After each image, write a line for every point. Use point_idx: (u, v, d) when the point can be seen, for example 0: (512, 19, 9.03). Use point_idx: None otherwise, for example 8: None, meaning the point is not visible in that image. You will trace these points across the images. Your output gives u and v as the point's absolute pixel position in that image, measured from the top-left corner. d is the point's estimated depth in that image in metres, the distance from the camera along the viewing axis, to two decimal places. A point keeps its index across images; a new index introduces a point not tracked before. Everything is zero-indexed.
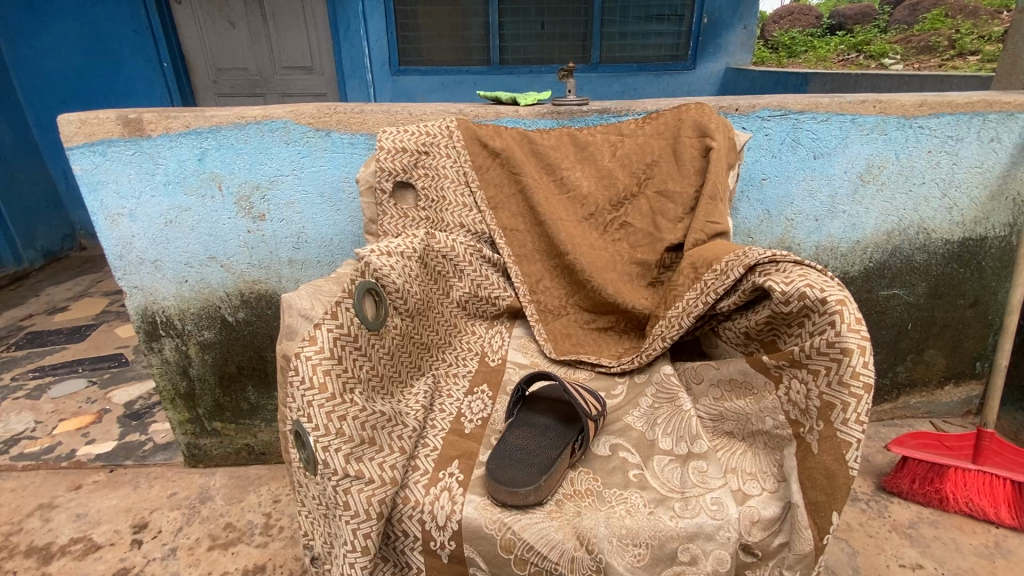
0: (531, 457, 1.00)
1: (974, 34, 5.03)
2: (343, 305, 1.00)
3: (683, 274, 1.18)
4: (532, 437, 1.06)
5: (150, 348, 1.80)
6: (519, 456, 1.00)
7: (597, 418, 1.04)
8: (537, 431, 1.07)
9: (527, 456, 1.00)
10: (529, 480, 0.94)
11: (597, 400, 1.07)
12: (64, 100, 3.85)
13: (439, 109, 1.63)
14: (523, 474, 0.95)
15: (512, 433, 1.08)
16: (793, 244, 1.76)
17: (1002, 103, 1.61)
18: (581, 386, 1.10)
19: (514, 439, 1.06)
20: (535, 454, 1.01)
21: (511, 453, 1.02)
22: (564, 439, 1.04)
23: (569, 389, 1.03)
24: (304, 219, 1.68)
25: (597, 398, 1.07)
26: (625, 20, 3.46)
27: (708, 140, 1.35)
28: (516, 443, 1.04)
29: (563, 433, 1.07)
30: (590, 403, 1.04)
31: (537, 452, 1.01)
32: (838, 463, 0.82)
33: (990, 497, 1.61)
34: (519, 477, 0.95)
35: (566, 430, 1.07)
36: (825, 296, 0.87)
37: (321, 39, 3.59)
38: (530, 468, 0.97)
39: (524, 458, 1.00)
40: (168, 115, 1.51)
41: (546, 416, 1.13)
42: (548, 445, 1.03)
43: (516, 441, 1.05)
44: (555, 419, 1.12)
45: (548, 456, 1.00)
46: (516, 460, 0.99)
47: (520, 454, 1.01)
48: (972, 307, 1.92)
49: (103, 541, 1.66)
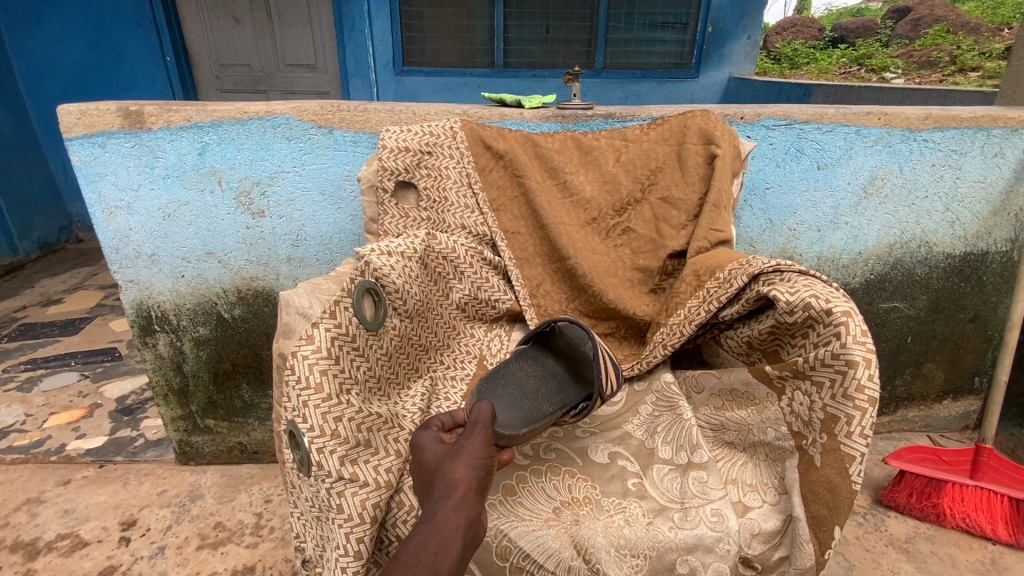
0: (521, 400, 0.96)
1: (976, 51, 5.08)
2: (342, 304, 0.99)
3: (685, 282, 1.17)
4: (534, 379, 1.01)
5: (144, 343, 1.77)
6: (516, 392, 0.98)
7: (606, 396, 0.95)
8: (542, 373, 1.03)
9: (520, 399, 0.96)
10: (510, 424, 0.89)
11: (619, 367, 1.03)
12: (65, 92, 3.83)
13: (444, 109, 1.62)
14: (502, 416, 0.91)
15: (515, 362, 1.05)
16: (795, 254, 1.75)
17: (1006, 119, 1.61)
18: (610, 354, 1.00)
19: (517, 373, 1.03)
20: (528, 401, 0.96)
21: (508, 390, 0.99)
22: (564, 398, 0.97)
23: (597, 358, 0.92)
24: (303, 217, 1.66)
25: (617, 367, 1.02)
26: (631, 27, 3.47)
27: (714, 147, 1.34)
28: (517, 380, 1.01)
29: (569, 384, 1.00)
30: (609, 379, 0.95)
31: (531, 399, 0.97)
32: (842, 477, 0.82)
33: (987, 514, 1.61)
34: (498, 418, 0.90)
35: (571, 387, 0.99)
36: (830, 307, 0.85)
37: (325, 38, 3.59)
38: (515, 415, 0.92)
39: (516, 401, 0.96)
40: (169, 108, 1.50)
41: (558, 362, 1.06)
42: (546, 396, 0.97)
43: (519, 376, 1.02)
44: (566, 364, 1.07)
45: (538, 410, 0.94)
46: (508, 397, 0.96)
47: (515, 395, 0.98)
48: (973, 322, 1.92)
49: (89, 538, 1.63)
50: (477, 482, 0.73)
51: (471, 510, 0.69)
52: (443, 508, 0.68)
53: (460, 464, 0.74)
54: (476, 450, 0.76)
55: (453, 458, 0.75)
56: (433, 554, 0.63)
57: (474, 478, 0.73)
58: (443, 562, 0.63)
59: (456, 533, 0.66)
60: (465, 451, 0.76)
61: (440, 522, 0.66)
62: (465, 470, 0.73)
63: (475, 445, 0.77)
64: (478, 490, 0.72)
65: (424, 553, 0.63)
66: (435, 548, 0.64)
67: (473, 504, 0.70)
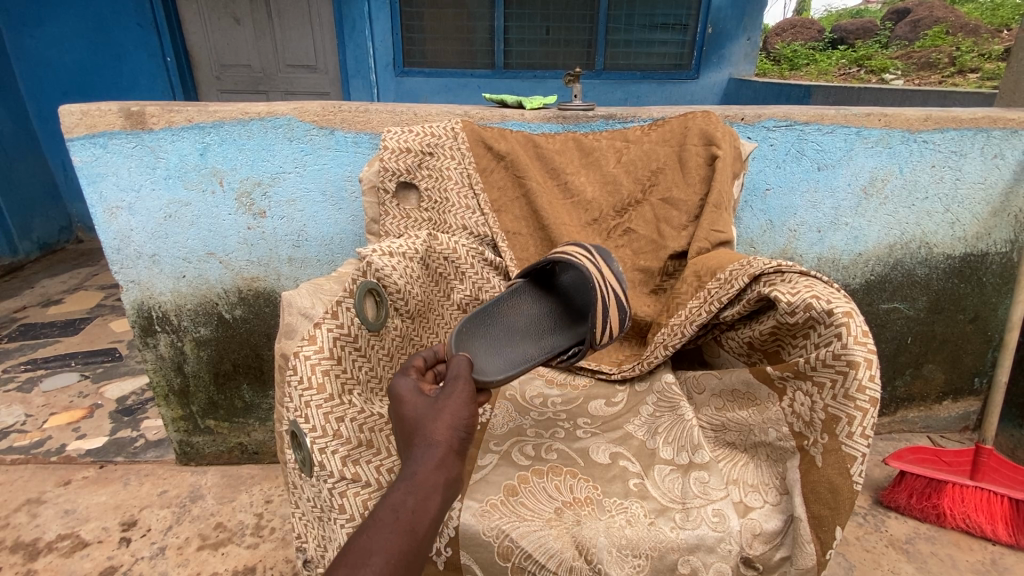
0: (505, 342, 1.01)
1: (975, 52, 5.09)
2: (344, 305, 1.00)
3: (686, 283, 1.18)
4: (523, 321, 1.06)
5: (145, 343, 1.78)
6: (503, 333, 1.03)
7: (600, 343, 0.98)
8: (535, 316, 1.07)
9: (506, 342, 1.01)
10: (491, 368, 0.92)
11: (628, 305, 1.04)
12: (66, 92, 3.83)
13: (445, 110, 1.62)
14: (484, 360, 0.94)
15: (507, 304, 1.08)
16: (795, 254, 1.76)
17: (1006, 120, 1.61)
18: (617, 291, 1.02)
19: (508, 317, 1.06)
20: (514, 346, 1.00)
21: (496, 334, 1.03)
22: (555, 343, 1.01)
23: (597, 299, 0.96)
24: (304, 218, 1.66)
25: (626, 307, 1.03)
26: (630, 29, 3.47)
27: (715, 148, 1.35)
28: (506, 324, 1.05)
29: (559, 329, 1.05)
30: (606, 329, 0.98)
31: (517, 345, 1.01)
32: (843, 477, 0.82)
33: (987, 514, 1.61)
34: (479, 362, 0.94)
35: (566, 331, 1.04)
36: (831, 308, 0.85)
37: (326, 38, 3.59)
38: (497, 359, 0.96)
39: (501, 346, 1.00)
40: (171, 109, 1.50)
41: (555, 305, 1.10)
42: (535, 340, 1.02)
43: (510, 316, 1.06)
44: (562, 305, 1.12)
45: (523, 352, 0.98)
46: (494, 339, 1.00)
47: (502, 339, 1.02)
48: (972, 322, 1.92)
49: (90, 539, 1.63)
50: (459, 440, 0.71)
51: (451, 469, 0.68)
52: (422, 466, 0.67)
53: (442, 421, 0.71)
54: (458, 406, 0.73)
55: (435, 413, 0.73)
56: (411, 513, 0.62)
57: (456, 436, 0.71)
58: (421, 520, 0.62)
59: (435, 492, 0.65)
60: (446, 406, 0.73)
61: (420, 480, 0.65)
62: (446, 428, 0.71)
63: (456, 402, 0.74)
64: (459, 449, 0.71)
65: (401, 513, 0.62)
66: (413, 507, 0.63)
67: (453, 463, 0.69)
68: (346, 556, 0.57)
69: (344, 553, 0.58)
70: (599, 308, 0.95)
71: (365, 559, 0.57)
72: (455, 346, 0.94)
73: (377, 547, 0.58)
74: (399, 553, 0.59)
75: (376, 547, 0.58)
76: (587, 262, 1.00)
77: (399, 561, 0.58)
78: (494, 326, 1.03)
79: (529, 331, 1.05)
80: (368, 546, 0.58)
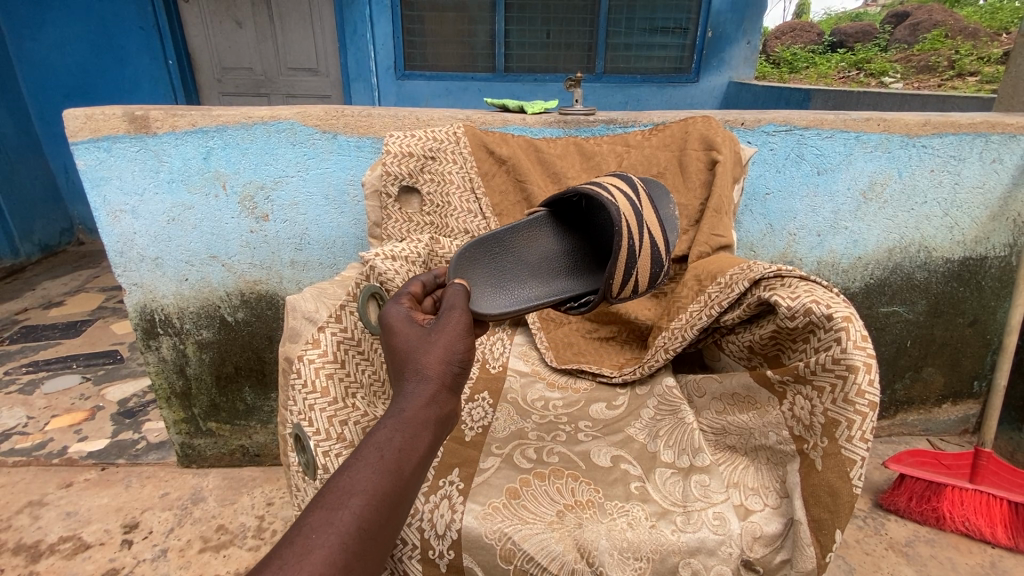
0: (512, 277, 1.06)
1: (974, 56, 5.11)
2: (348, 309, 1.03)
3: (687, 287, 1.18)
4: (537, 257, 1.09)
5: (147, 346, 1.78)
6: (512, 267, 1.07)
7: (616, 294, 1.00)
8: (549, 254, 1.10)
9: (514, 278, 1.06)
10: (496, 303, 0.98)
11: (662, 254, 1.02)
12: (68, 95, 3.85)
13: (447, 114, 1.63)
14: (489, 295, 1.00)
15: (524, 235, 1.10)
16: (795, 258, 1.77)
17: (1005, 125, 1.62)
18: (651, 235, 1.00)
19: (521, 249, 1.09)
20: (522, 284, 1.05)
21: (506, 268, 1.07)
22: (570, 289, 1.05)
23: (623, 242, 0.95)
24: (306, 221, 1.67)
25: (660, 257, 1.02)
26: (631, 32, 3.48)
27: (715, 154, 1.36)
28: (518, 257, 1.08)
29: (572, 273, 1.08)
30: (625, 282, 0.98)
31: (526, 283, 1.05)
32: (843, 481, 0.82)
33: (986, 517, 1.62)
34: (485, 296, 0.99)
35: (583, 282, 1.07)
36: (831, 312, 0.86)
37: (327, 41, 3.60)
38: (503, 295, 1.01)
39: (510, 281, 1.05)
40: (175, 113, 1.51)
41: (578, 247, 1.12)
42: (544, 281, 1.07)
43: (524, 249, 1.09)
44: (582, 247, 1.12)
45: (529, 291, 1.03)
46: (502, 273, 1.05)
47: (511, 275, 1.06)
48: (972, 326, 1.93)
49: (92, 541, 1.64)
50: (452, 376, 0.69)
51: (441, 406, 0.67)
52: (411, 403, 0.65)
53: (435, 355, 0.69)
54: (452, 341, 0.71)
55: (428, 347, 0.71)
56: (398, 451, 0.60)
57: (449, 371, 0.69)
58: (408, 459, 0.60)
59: (423, 430, 0.63)
60: (441, 340, 0.71)
61: (408, 417, 0.63)
62: (439, 362, 0.69)
63: (451, 335, 0.72)
64: (451, 385, 0.69)
65: (388, 449, 0.59)
66: (400, 445, 0.61)
67: (444, 399, 0.68)
68: (323, 498, 0.54)
69: (322, 492, 0.55)
70: (621, 257, 0.94)
71: (344, 500, 0.54)
72: (463, 274, 0.98)
73: (358, 487, 0.55)
74: (382, 494, 0.56)
75: (358, 487, 0.55)
76: (620, 200, 0.98)
77: (382, 502, 0.56)
78: (508, 258, 1.07)
79: (540, 270, 1.08)
80: (349, 486, 0.55)
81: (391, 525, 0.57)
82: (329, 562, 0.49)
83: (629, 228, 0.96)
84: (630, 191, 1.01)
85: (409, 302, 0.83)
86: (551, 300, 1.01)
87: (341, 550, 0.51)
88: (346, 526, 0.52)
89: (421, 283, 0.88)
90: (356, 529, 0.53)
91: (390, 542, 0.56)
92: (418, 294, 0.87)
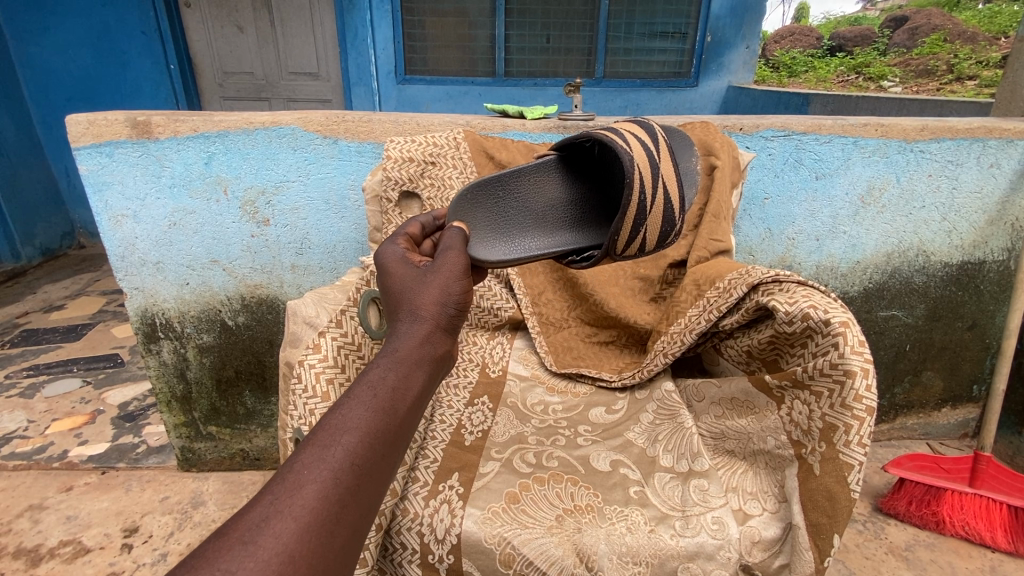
0: (515, 224, 1.04)
1: (973, 59, 5.10)
2: (348, 314, 1.03)
3: (685, 291, 1.19)
4: (542, 204, 1.05)
5: (148, 350, 1.79)
6: (515, 214, 1.05)
7: (618, 252, 0.98)
8: (555, 200, 1.06)
9: (516, 225, 1.04)
10: (495, 252, 0.98)
11: (677, 213, 0.95)
12: (70, 100, 3.87)
13: (447, 120, 1.64)
14: (489, 241, 1.00)
15: (530, 179, 1.04)
16: (794, 262, 1.77)
17: (1003, 130, 1.63)
18: (668, 187, 0.92)
19: (527, 195, 1.05)
20: (523, 233, 1.03)
21: (509, 212, 1.05)
22: (571, 242, 1.03)
23: (632, 197, 0.89)
24: (307, 226, 1.68)
25: (675, 214, 0.94)
26: (630, 37, 3.50)
27: (714, 158, 1.37)
28: (522, 204, 1.05)
29: (577, 225, 1.04)
30: (629, 243, 0.96)
31: (528, 230, 1.04)
32: (840, 486, 0.83)
33: (986, 522, 1.63)
34: (484, 243, 1.00)
35: (586, 236, 1.03)
36: (828, 317, 0.86)
37: (328, 46, 3.62)
38: (504, 242, 1.01)
39: (512, 229, 1.03)
40: (177, 119, 1.52)
41: (587, 195, 1.06)
42: (548, 229, 1.04)
43: (530, 194, 1.05)
44: (593, 196, 1.06)
45: (529, 242, 1.02)
46: (505, 220, 1.04)
47: (514, 221, 1.04)
48: (970, 330, 1.94)
49: (92, 545, 1.64)
50: (446, 317, 0.71)
51: (433, 347, 0.69)
52: (403, 344, 0.66)
53: (428, 296, 0.72)
54: (446, 282, 0.73)
55: (422, 289, 0.73)
56: (391, 390, 0.60)
57: (442, 313, 0.71)
58: (403, 397, 0.61)
59: (416, 369, 0.65)
60: (435, 282, 0.73)
61: (401, 357, 0.64)
62: (433, 303, 0.71)
63: (446, 277, 0.74)
64: (445, 326, 0.71)
65: (381, 387, 0.60)
66: (394, 385, 0.61)
67: (437, 340, 0.70)
68: (316, 435, 0.54)
69: (315, 431, 0.55)
70: (629, 215, 0.90)
71: (337, 438, 0.54)
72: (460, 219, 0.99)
73: (351, 426, 0.55)
74: (376, 431, 0.56)
75: (351, 425, 0.55)
76: (635, 150, 0.91)
77: (375, 439, 0.56)
78: (513, 204, 1.05)
79: (544, 220, 1.05)
80: (341, 424, 0.55)
81: (387, 462, 0.57)
82: (321, 495, 0.50)
83: (643, 180, 0.89)
84: (649, 140, 0.94)
85: (404, 241, 0.88)
86: (551, 251, 1.00)
87: (333, 484, 0.51)
88: (340, 461, 0.52)
89: (420, 224, 0.95)
90: (349, 465, 0.53)
91: (385, 479, 0.57)
92: (416, 235, 0.94)
